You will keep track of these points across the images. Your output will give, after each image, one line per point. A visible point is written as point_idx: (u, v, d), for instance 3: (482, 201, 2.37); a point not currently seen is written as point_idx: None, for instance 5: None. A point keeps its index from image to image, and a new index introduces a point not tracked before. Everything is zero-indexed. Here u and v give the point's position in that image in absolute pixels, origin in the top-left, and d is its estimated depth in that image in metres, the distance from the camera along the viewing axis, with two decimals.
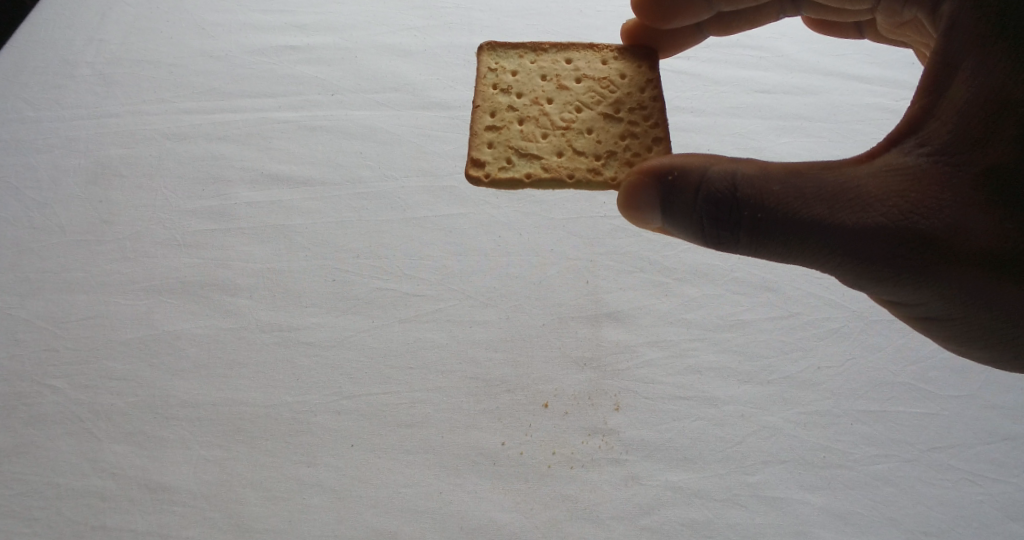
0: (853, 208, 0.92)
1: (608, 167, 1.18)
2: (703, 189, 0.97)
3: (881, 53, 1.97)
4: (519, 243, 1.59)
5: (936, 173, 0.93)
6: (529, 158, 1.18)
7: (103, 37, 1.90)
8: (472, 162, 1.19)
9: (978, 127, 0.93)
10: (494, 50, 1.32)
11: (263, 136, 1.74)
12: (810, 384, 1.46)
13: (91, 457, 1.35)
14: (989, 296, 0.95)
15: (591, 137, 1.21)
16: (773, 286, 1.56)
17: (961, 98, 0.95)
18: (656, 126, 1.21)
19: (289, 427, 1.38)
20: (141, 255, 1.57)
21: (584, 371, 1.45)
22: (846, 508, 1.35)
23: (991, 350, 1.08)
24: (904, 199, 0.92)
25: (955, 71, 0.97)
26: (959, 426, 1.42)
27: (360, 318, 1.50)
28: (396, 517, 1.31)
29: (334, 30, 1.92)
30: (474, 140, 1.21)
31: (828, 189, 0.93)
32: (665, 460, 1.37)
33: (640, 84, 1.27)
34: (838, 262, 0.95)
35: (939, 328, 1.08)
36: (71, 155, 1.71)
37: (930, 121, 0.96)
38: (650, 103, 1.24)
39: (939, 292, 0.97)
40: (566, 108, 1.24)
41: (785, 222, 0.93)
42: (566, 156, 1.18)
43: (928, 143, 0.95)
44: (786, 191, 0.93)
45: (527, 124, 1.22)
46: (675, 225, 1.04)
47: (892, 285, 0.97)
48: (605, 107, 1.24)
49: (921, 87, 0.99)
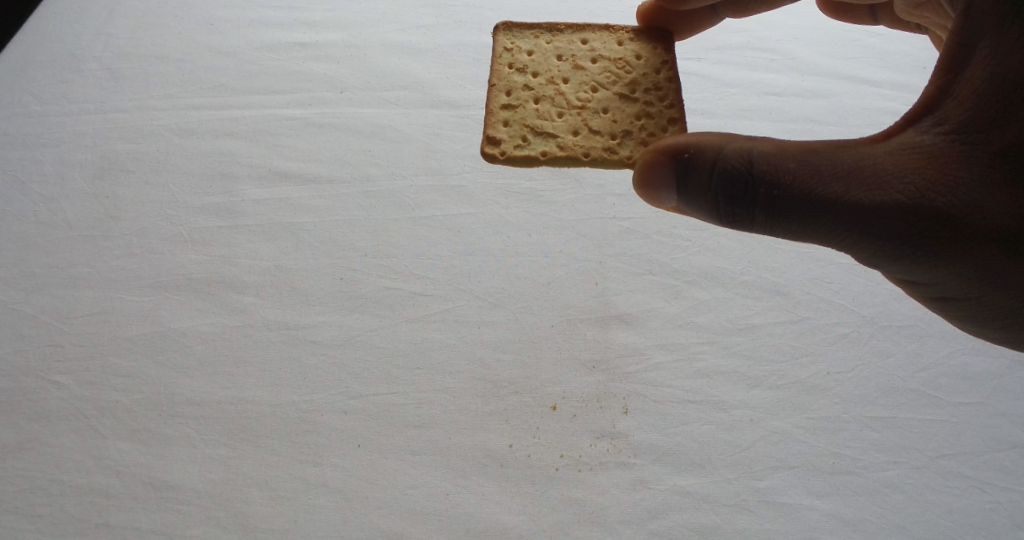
0: (868, 186, 0.91)
1: (624, 147, 1.17)
2: (718, 167, 0.95)
3: (892, 57, 1.96)
4: (528, 244, 1.59)
5: (953, 152, 0.91)
6: (545, 136, 1.17)
7: (110, 31, 1.90)
8: (488, 140, 1.17)
9: (997, 106, 0.91)
10: (509, 30, 1.31)
11: (271, 133, 1.73)
12: (820, 389, 1.45)
13: (95, 454, 1.34)
14: (1003, 275, 0.95)
15: (606, 117, 1.20)
16: (783, 290, 1.55)
17: (980, 76, 0.92)
18: (672, 106, 1.20)
19: (295, 427, 1.37)
20: (147, 251, 1.56)
21: (593, 373, 1.44)
22: (854, 515, 1.34)
23: (1006, 331, 1.08)
24: (920, 178, 0.91)
25: (973, 50, 0.93)
26: (968, 434, 1.41)
27: (368, 317, 1.49)
28: (402, 518, 1.30)
29: (342, 28, 1.91)
30: (489, 118, 1.20)
31: (844, 167, 0.92)
32: (673, 464, 1.36)
33: (656, 66, 1.26)
34: (852, 241, 0.94)
35: (954, 308, 1.07)
36: (78, 150, 1.70)
37: (948, 100, 0.94)
38: (665, 84, 1.23)
39: (954, 270, 0.96)
40: (582, 88, 1.23)
41: (801, 200, 0.92)
42: (581, 135, 1.17)
43: (945, 122, 0.93)
44: (801, 169, 0.92)
45: (543, 103, 1.21)
46: (689, 205, 1.03)
47: (906, 263, 0.96)
48: (620, 87, 1.23)
49: (938, 66, 0.96)
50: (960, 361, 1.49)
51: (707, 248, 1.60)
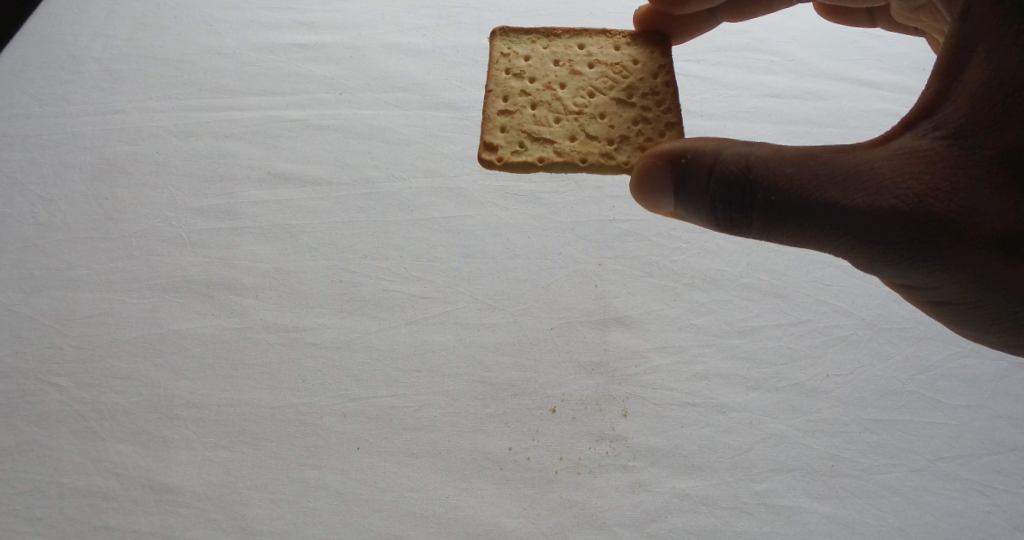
0: (866, 191, 0.91)
1: (621, 152, 1.17)
2: (716, 171, 0.96)
3: (892, 59, 1.96)
4: (527, 246, 1.59)
5: (951, 156, 0.91)
6: (542, 142, 1.17)
7: (109, 33, 1.89)
8: (485, 146, 1.17)
9: (995, 111, 0.91)
10: (506, 35, 1.30)
11: (270, 135, 1.73)
12: (819, 392, 1.45)
13: (95, 457, 1.34)
14: (1001, 279, 0.95)
15: (604, 122, 1.20)
16: (783, 292, 1.55)
17: (977, 81, 0.92)
18: (669, 111, 1.21)
19: (294, 429, 1.37)
20: (147, 253, 1.56)
21: (592, 376, 1.45)
22: (854, 518, 1.34)
23: (1004, 335, 1.08)
24: (918, 183, 0.91)
25: (971, 55, 0.93)
26: (967, 436, 1.41)
27: (367, 319, 1.49)
28: (402, 520, 1.30)
29: (342, 29, 1.91)
30: (487, 123, 1.20)
31: (841, 172, 0.92)
32: (672, 466, 1.36)
33: (653, 70, 1.26)
34: (850, 245, 0.94)
35: (952, 313, 1.07)
36: (77, 152, 1.69)
37: (945, 105, 0.94)
38: (663, 89, 1.23)
39: (952, 275, 0.96)
40: (579, 93, 1.23)
41: (799, 205, 0.92)
42: (579, 140, 1.17)
43: (943, 126, 0.93)
44: (798, 173, 0.92)
45: (540, 108, 1.21)
46: (687, 209, 1.03)
47: (905, 268, 0.96)
48: (618, 92, 1.23)
49: (935, 71, 0.96)
50: (959, 363, 1.49)
51: (706, 250, 1.60)
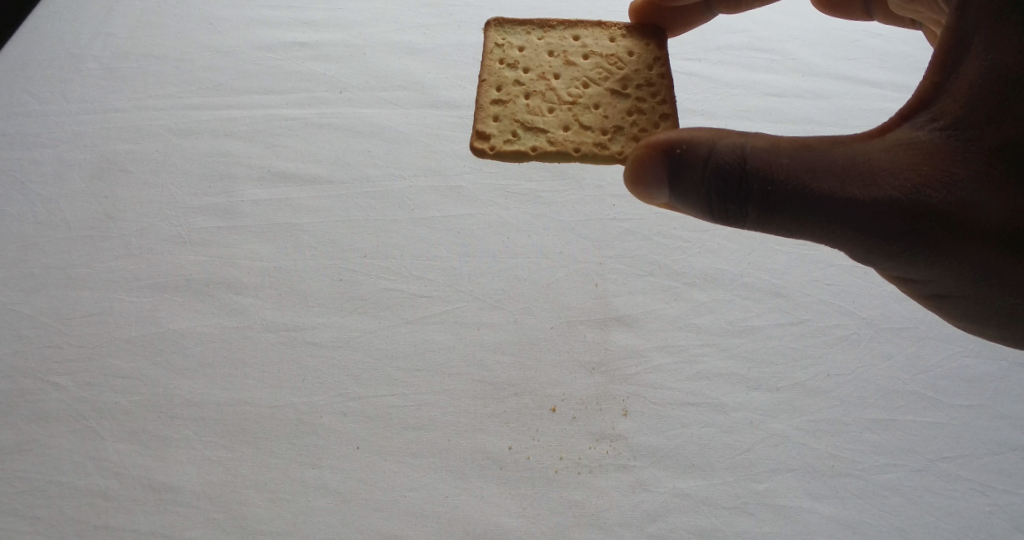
0: (863, 182, 0.90)
1: (614, 142, 1.16)
2: (711, 162, 0.95)
3: (892, 59, 1.96)
4: (527, 244, 1.59)
5: (948, 150, 0.91)
6: (535, 132, 1.17)
7: (108, 30, 1.90)
8: (478, 135, 1.17)
9: (992, 103, 0.90)
10: (500, 26, 1.31)
11: (270, 133, 1.73)
12: (819, 391, 1.44)
13: (94, 455, 1.34)
14: (998, 271, 0.95)
15: (597, 112, 1.19)
16: (783, 291, 1.55)
17: (975, 73, 0.92)
18: (663, 102, 1.20)
19: (294, 428, 1.37)
20: (146, 252, 1.56)
21: (593, 375, 1.44)
22: (855, 519, 1.33)
23: (1000, 329, 1.08)
24: (916, 175, 0.90)
25: (968, 46, 0.93)
26: (968, 436, 1.41)
27: (367, 318, 1.48)
28: (401, 520, 1.30)
29: (342, 27, 1.92)
30: (480, 113, 1.20)
31: (838, 164, 0.91)
32: (673, 466, 1.36)
33: (648, 62, 1.26)
34: (849, 238, 0.94)
35: (949, 307, 1.08)
36: (77, 150, 1.69)
37: (943, 98, 0.93)
38: (657, 81, 1.23)
39: (948, 268, 0.97)
40: (573, 83, 1.23)
41: (797, 197, 0.92)
42: (572, 130, 1.17)
43: (940, 119, 0.92)
44: (794, 165, 0.92)
45: (533, 98, 1.21)
46: (682, 202, 1.03)
47: (902, 261, 0.96)
48: (612, 83, 1.23)
49: (933, 63, 0.95)
50: (960, 363, 1.49)
51: (706, 250, 1.60)
